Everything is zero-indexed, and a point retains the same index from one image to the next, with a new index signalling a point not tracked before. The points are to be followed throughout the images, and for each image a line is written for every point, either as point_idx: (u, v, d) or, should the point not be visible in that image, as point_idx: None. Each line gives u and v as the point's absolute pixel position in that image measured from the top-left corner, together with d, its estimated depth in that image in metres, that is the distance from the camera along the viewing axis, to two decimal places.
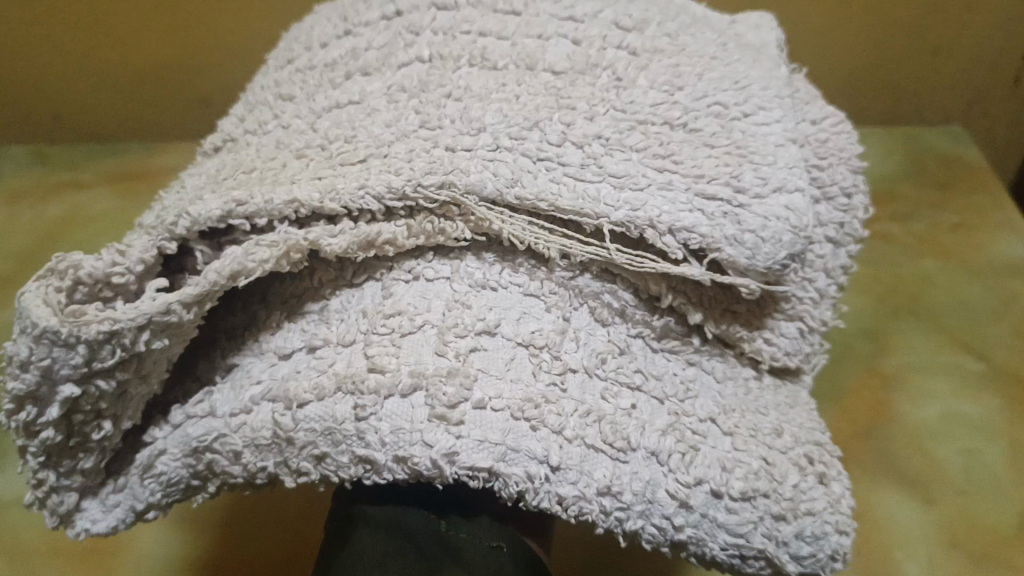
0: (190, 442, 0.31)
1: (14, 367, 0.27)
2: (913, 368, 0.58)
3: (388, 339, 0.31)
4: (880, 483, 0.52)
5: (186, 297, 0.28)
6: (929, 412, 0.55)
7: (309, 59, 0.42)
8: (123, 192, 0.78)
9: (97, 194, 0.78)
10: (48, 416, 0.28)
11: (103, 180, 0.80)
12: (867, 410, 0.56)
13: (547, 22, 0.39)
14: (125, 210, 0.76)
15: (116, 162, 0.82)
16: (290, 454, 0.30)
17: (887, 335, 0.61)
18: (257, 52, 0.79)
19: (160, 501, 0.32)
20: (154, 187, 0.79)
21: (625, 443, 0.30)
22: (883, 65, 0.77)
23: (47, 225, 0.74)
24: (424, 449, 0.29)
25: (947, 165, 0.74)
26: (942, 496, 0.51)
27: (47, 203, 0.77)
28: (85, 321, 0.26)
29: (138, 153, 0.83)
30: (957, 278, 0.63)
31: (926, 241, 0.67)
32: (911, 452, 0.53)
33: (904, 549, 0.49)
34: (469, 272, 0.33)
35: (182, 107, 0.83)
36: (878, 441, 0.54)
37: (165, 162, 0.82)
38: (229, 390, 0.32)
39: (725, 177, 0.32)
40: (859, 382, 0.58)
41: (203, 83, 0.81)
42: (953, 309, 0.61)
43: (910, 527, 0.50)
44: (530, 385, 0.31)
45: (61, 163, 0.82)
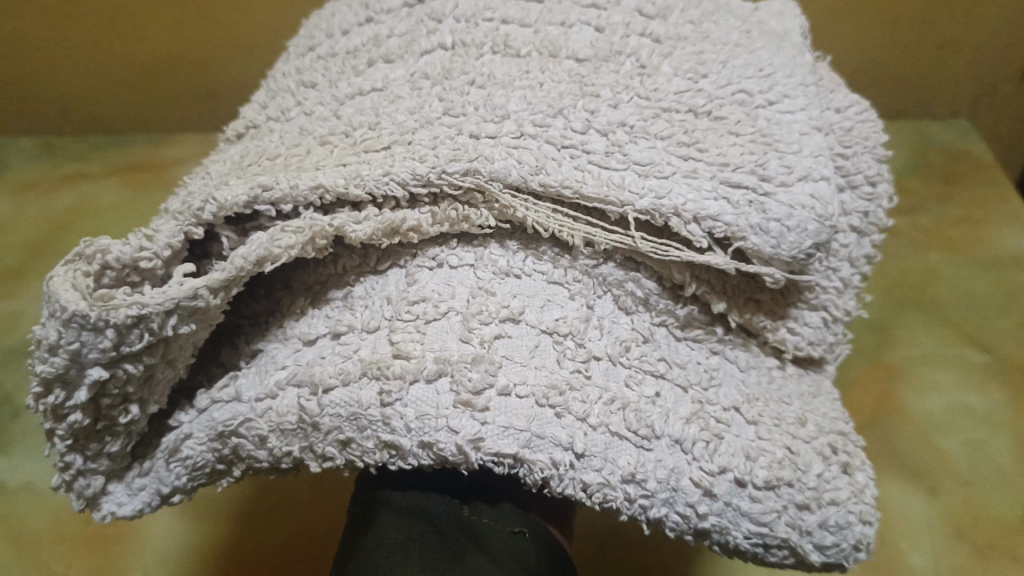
0: (215, 427, 0.31)
1: (42, 351, 0.27)
2: (919, 361, 0.58)
3: (413, 326, 0.31)
4: (884, 475, 0.52)
5: (213, 282, 0.28)
6: (934, 405, 0.55)
7: (330, 46, 0.42)
8: (132, 184, 0.79)
9: (107, 185, 0.78)
10: (76, 400, 0.28)
11: (113, 172, 0.80)
12: (872, 402, 0.56)
13: (570, 10, 0.39)
14: (134, 202, 0.76)
15: (124, 155, 0.82)
16: (316, 439, 0.31)
17: (892, 329, 0.60)
18: (267, 46, 0.79)
19: (183, 486, 0.33)
20: (163, 178, 0.79)
21: (650, 431, 0.30)
22: (891, 57, 0.76)
23: (58, 217, 0.74)
24: (449, 435, 0.29)
25: (955, 159, 0.73)
26: (949, 488, 0.50)
27: (58, 194, 0.77)
28: (114, 305, 0.26)
29: (146, 146, 0.84)
30: (964, 270, 0.63)
31: (932, 234, 0.66)
32: (916, 445, 0.53)
33: (908, 543, 0.49)
34: (493, 260, 0.33)
35: (192, 101, 0.83)
36: (882, 435, 0.54)
37: (173, 154, 0.83)
38: (254, 375, 0.32)
39: (750, 164, 0.32)
40: (864, 375, 0.58)
41: (216, 78, 0.81)
42: (959, 301, 0.61)
43: (915, 519, 0.50)
44: (555, 372, 0.31)
45: (70, 156, 0.82)
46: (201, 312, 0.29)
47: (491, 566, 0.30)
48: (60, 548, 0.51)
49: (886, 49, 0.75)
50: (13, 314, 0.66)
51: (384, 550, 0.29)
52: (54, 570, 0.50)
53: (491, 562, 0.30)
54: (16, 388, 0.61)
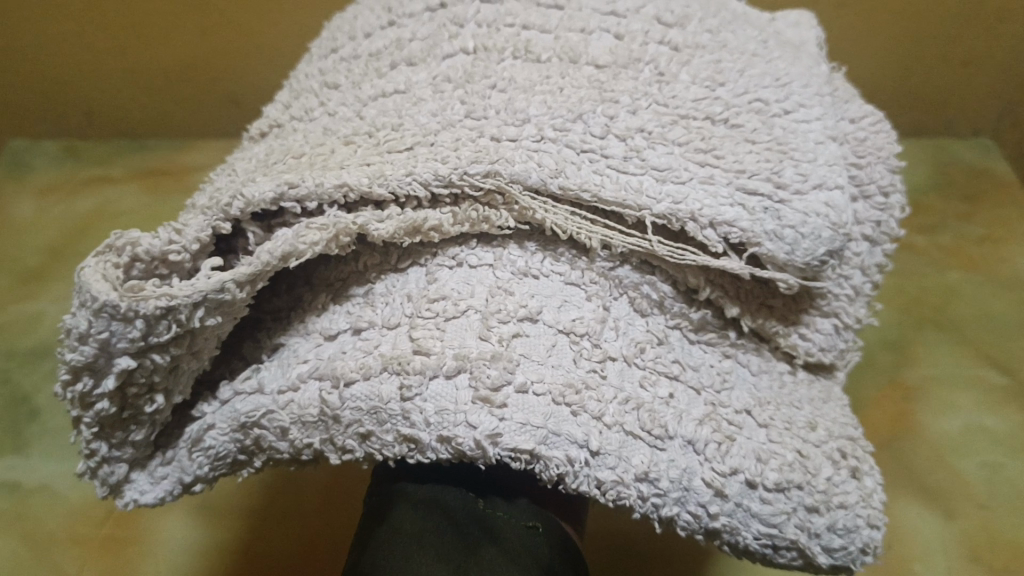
0: (237, 418, 0.32)
1: (72, 340, 0.27)
2: (936, 380, 0.58)
3: (433, 323, 0.32)
4: (901, 493, 0.52)
5: (240, 275, 0.29)
6: (951, 425, 0.55)
7: (353, 49, 0.43)
8: (151, 188, 0.79)
9: (127, 190, 0.79)
10: (103, 388, 0.28)
11: (131, 177, 0.81)
12: (887, 421, 0.57)
13: (590, 18, 0.40)
14: (153, 205, 0.77)
15: (146, 160, 0.83)
16: (336, 432, 0.31)
17: (910, 348, 0.61)
18: (285, 56, 0.79)
19: (206, 477, 0.33)
20: (182, 183, 0.80)
21: (663, 431, 0.30)
22: (913, 67, 0.77)
23: (76, 220, 0.75)
24: (467, 430, 0.30)
25: (975, 179, 0.74)
26: (963, 510, 0.51)
27: (77, 197, 0.78)
28: (143, 296, 0.27)
29: (167, 150, 0.85)
30: (983, 291, 0.63)
31: (953, 251, 0.67)
32: (933, 464, 0.53)
33: (923, 562, 0.49)
34: (512, 260, 0.34)
35: (211, 109, 0.84)
36: (899, 452, 0.54)
37: (195, 159, 0.83)
38: (276, 368, 0.32)
39: (766, 173, 0.33)
40: (880, 394, 0.58)
41: (234, 84, 0.82)
42: (980, 321, 0.61)
43: (929, 541, 0.50)
44: (571, 371, 0.31)
45: (93, 159, 0.83)
46: (229, 303, 0.29)
47: (505, 560, 0.30)
48: (73, 548, 0.52)
49: (910, 60, 0.76)
50: (34, 315, 0.67)
51: (398, 546, 0.30)
52: (65, 570, 0.51)
53: (504, 556, 0.30)
54: (35, 389, 0.61)
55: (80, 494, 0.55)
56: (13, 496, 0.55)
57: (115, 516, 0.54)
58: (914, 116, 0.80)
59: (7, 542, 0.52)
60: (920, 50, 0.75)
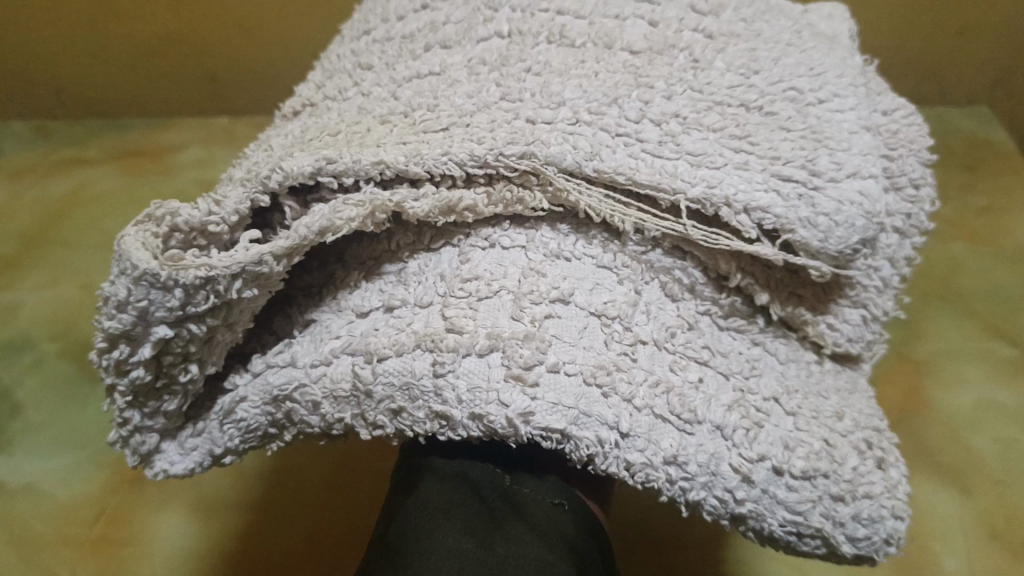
0: (266, 388, 0.32)
1: (110, 308, 0.27)
2: (946, 355, 0.59)
3: (465, 302, 0.32)
4: (917, 471, 0.53)
5: (278, 249, 0.29)
6: (963, 399, 0.56)
7: (386, 32, 0.43)
8: (129, 169, 0.78)
9: (103, 171, 0.78)
10: (139, 357, 0.29)
11: (108, 157, 0.80)
12: (900, 397, 0.57)
13: (626, 5, 0.40)
14: (131, 188, 0.76)
15: (122, 140, 0.83)
16: (368, 406, 0.32)
17: (918, 322, 0.61)
18: (299, 41, 0.81)
19: (232, 451, 0.34)
20: (162, 163, 0.79)
21: (692, 416, 0.30)
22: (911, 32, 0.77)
23: (51, 205, 0.74)
24: (499, 408, 0.30)
25: (976, 147, 0.75)
26: (981, 488, 0.52)
27: (51, 179, 0.77)
28: (183, 266, 0.27)
29: (144, 129, 0.84)
30: (987, 260, 0.64)
31: (959, 224, 0.67)
32: (948, 442, 0.54)
33: (942, 540, 0.50)
34: (545, 242, 0.34)
35: (190, 83, 0.84)
36: (914, 430, 0.55)
37: (173, 139, 0.83)
38: (309, 343, 0.33)
39: (802, 160, 0.32)
40: (891, 371, 0.59)
41: (215, 59, 0.82)
42: (986, 292, 0.62)
43: (947, 519, 0.51)
44: (602, 353, 0.32)
45: (66, 139, 0.82)
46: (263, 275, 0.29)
47: (531, 535, 0.31)
48: (65, 551, 0.52)
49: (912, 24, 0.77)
50: (11, 307, 0.66)
51: (425, 517, 0.31)
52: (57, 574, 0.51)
53: (531, 532, 0.31)
54: (14, 382, 0.61)
55: (68, 493, 0.55)
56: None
57: (107, 516, 0.54)
58: (914, 84, 0.81)
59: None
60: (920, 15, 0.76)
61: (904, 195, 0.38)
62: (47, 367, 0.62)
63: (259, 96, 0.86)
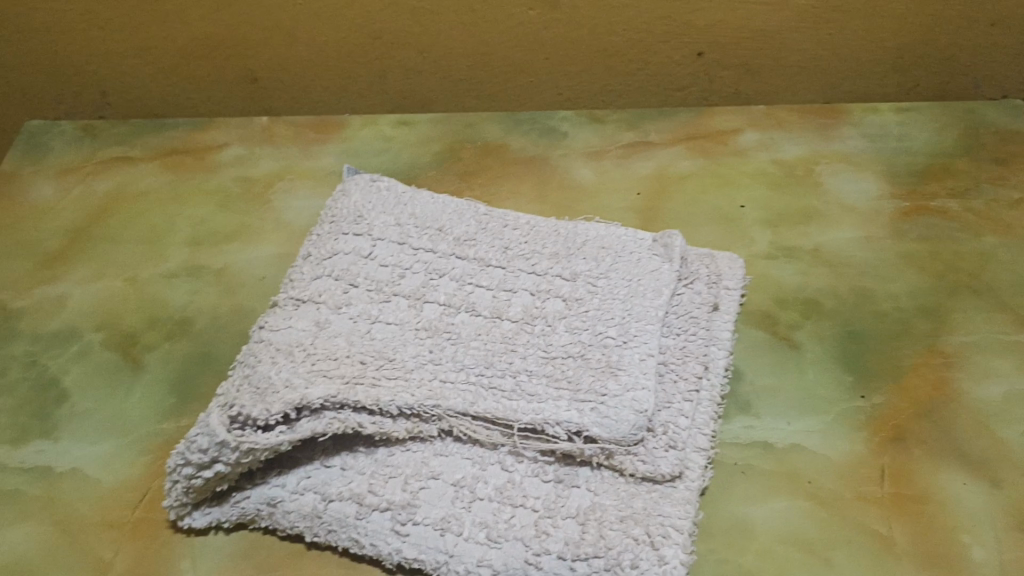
0: (327, 524, 0.48)
1: (230, 413, 0.47)
2: (975, 347, 0.59)
3: (416, 478, 0.49)
4: (942, 461, 0.52)
5: (342, 418, 0.48)
6: (992, 391, 0.56)
7: (317, 262, 0.57)
8: (174, 168, 0.79)
9: (147, 170, 0.79)
10: (228, 417, 0.47)
11: (153, 155, 0.80)
12: (928, 388, 0.56)
13: (527, 250, 0.59)
14: (173, 186, 0.77)
15: (165, 139, 0.82)
16: (328, 501, 0.48)
17: (948, 314, 0.61)
18: (341, 46, 0.78)
19: (281, 528, 0.49)
20: (205, 163, 0.79)
21: (518, 497, 0.48)
22: (936, 35, 0.77)
23: (96, 204, 0.75)
24: (389, 519, 0.48)
25: (1007, 141, 0.77)
26: (1009, 479, 0.51)
27: (96, 178, 0.78)
28: (279, 434, 0.47)
29: (187, 129, 0.83)
30: (1018, 256, 0.66)
31: (947, 215, 0.69)
32: (976, 432, 0.54)
33: (971, 532, 0.49)
34: (476, 392, 0.50)
35: (230, 86, 0.82)
36: (942, 419, 0.54)
37: (214, 137, 0.82)
38: (317, 421, 0.48)
39: (665, 352, 0.55)
40: (919, 360, 0.58)
41: (255, 63, 0.80)
42: (1015, 286, 0.63)
43: (977, 511, 0.50)
44: (480, 465, 0.50)
45: (110, 138, 0.82)
46: (402, 336, 0.53)
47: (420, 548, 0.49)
48: (109, 533, 0.51)
49: (941, 22, 0.76)
50: (57, 298, 0.67)
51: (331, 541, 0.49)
52: (103, 558, 0.50)
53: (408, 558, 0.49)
54: (60, 372, 0.61)
55: (114, 477, 0.54)
56: (44, 482, 0.54)
57: (147, 500, 0.53)
58: (926, 66, 0.79)
59: (40, 529, 0.51)
60: (934, 24, 0.76)
61: (693, 290, 0.59)
62: (92, 356, 0.62)
63: (299, 98, 0.83)
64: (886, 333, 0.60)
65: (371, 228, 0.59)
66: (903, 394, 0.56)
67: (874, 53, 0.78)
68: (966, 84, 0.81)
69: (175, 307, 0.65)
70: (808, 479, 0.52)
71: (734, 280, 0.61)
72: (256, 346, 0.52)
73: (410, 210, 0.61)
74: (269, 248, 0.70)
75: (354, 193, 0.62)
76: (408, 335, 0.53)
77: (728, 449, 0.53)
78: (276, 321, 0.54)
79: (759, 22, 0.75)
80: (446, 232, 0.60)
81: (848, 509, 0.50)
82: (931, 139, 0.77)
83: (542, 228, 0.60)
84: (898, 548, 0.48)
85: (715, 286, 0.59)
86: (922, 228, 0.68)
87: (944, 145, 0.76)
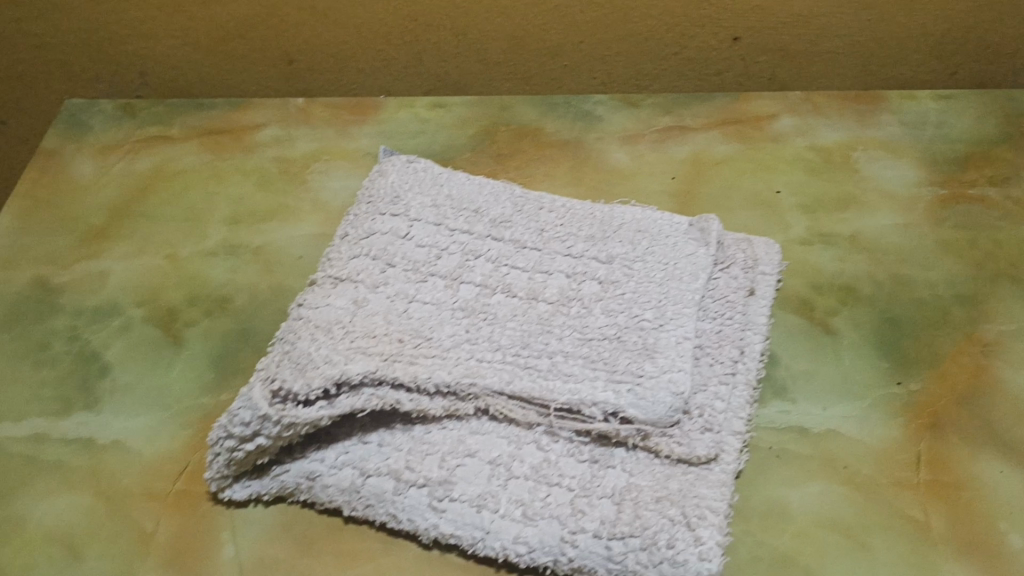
0: (365, 499, 0.49)
1: (271, 387, 0.48)
2: (1014, 335, 0.58)
3: (452, 457, 0.50)
4: (980, 448, 0.52)
5: (380, 395, 0.49)
6: None
7: (354, 241, 0.58)
8: (213, 148, 0.80)
9: (186, 149, 0.80)
10: (270, 392, 0.48)
11: (192, 134, 0.81)
12: (966, 376, 0.56)
13: (564, 233, 0.59)
14: (212, 166, 0.78)
15: (204, 118, 0.83)
16: (367, 476, 0.49)
17: (987, 302, 0.61)
18: (376, 27, 0.78)
19: (319, 502, 0.50)
20: (242, 143, 0.80)
21: (554, 477, 0.49)
22: (978, 21, 0.76)
23: (136, 182, 0.77)
24: (427, 496, 0.48)
25: None
26: None
27: (136, 156, 0.79)
28: (319, 410, 0.48)
29: (225, 108, 0.84)
30: None
31: (986, 202, 0.69)
32: (1015, 421, 0.53)
33: (1009, 520, 0.49)
34: (512, 373, 0.50)
35: (267, 67, 0.83)
36: (980, 408, 0.54)
37: (252, 117, 0.82)
38: (357, 398, 0.49)
39: (701, 335, 0.55)
40: (957, 348, 0.58)
41: (291, 44, 0.80)
42: None
43: (1014, 499, 0.50)
44: (517, 444, 0.50)
45: (148, 118, 0.83)
46: (439, 314, 0.54)
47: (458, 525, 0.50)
48: (151, 504, 0.52)
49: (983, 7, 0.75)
50: (98, 273, 0.68)
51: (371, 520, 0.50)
52: (144, 528, 0.51)
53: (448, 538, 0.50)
54: (102, 345, 0.62)
55: (154, 449, 0.55)
56: (86, 453, 0.55)
57: (188, 472, 0.54)
58: (967, 53, 0.78)
59: (83, 498, 0.53)
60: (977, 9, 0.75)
61: (730, 275, 0.59)
62: (133, 331, 0.63)
63: (335, 80, 0.84)
64: (923, 320, 0.60)
65: (408, 208, 0.59)
66: (940, 381, 0.56)
67: (914, 39, 0.77)
68: (1006, 71, 0.80)
69: (214, 284, 0.66)
70: (844, 464, 0.52)
71: (771, 266, 0.61)
72: (295, 323, 0.53)
73: (446, 191, 0.61)
74: (306, 227, 0.71)
75: (391, 173, 0.62)
76: (446, 314, 0.54)
77: (765, 433, 0.53)
78: (315, 299, 0.54)
79: (798, 7, 0.75)
80: (483, 214, 0.60)
81: (884, 495, 0.50)
82: (971, 126, 0.77)
83: (577, 210, 0.61)
84: (934, 534, 0.48)
85: (752, 271, 0.59)
86: (961, 215, 0.68)
87: (984, 132, 0.75)
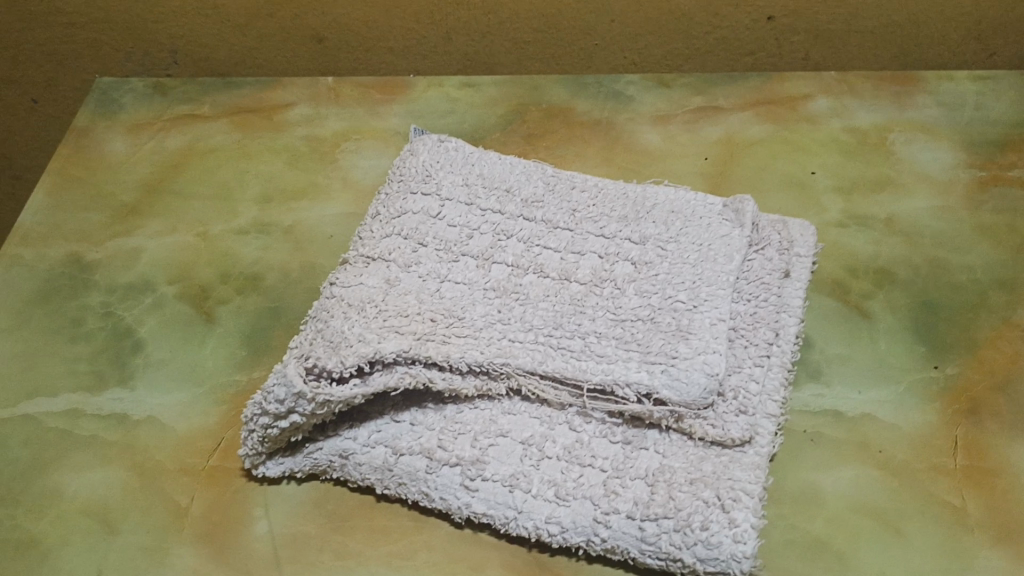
0: (398, 477, 0.50)
1: (305, 362, 0.48)
2: None
3: (484, 435, 0.50)
4: (1018, 434, 0.51)
5: (413, 373, 0.49)
6: None
7: (387, 220, 0.58)
8: (244, 126, 0.80)
9: (217, 127, 0.80)
10: (304, 368, 0.48)
11: (222, 112, 0.81)
12: (1004, 361, 0.55)
13: (596, 213, 0.58)
14: (243, 144, 0.78)
15: (232, 96, 0.82)
16: (401, 454, 0.50)
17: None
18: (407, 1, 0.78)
19: (352, 479, 0.51)
20: (273, 122, 0.80)
21: (586, 457, 0.49)
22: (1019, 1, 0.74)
23: (168, 159, 0.77)
24: (461, 475, 0.49)
25: None
26: None
27: (167, 134, 0.79)
28: (352, 388, 0.48)
29: (255, 86, 0.83)
30: None
31: None
32: None
33: None
34: (544, 351, 0.50)
35: (297, 46, 0.82)
36: (1018, 393, 0.53)
37: (282, 96, 0.82)
38: (390, 375, 0.49)
39: (735, 318, 0.54)
40: (995, 333, 0.57)
41: (321, 22, 0.80)
42: None
43: None
44: (548, 424, 0.50)
45: (178, 95, 0.83)
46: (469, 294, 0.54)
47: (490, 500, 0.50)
48: (185, 479, 0.53)
49: None
50: (131, 250, 0.68)
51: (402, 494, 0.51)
52: (179, 502, 0.52)
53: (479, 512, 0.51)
54: (135, 321, 0.62)
55: (187, 425, 0.56)
56: (120, 428, 0.56)
57: (222, 448, 0.54)
58: (1008, 34, 0.77)
59: (119, 472, 0.53)
60: None
61: (765, 257, 0.57)
62: (165, 308, 0.63)
63: (365, 58, 0.83)
64: (960, 305, 0.59)
65: (439, 187, 0.59)
66: (977, 366, 0.55)
67: (953, 18, 0.76)
68: None
69: (246, 262, 0.67)
70: (879, 448, 0.51)
71: (807, 248, 0.60)
72: (328, 302, 0.53)
73: (477, 169, 0.60)
74: (337, 206, 0.71)
75: (421, 152, 0.61)
76: (476, 294, 0.54)
77: (799, 417, 0.53)
78: (347, 278, 0.54)
79: None
80: (514, 193, 0.59)
81: (919, 481, 0.50)
82: (1011, 107, 0.75)
83: (610, 190, 0.60)
84: (969, 520, 0.48)
85: (787, 253, 0.58)
86: (999, 199, 0.67)
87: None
